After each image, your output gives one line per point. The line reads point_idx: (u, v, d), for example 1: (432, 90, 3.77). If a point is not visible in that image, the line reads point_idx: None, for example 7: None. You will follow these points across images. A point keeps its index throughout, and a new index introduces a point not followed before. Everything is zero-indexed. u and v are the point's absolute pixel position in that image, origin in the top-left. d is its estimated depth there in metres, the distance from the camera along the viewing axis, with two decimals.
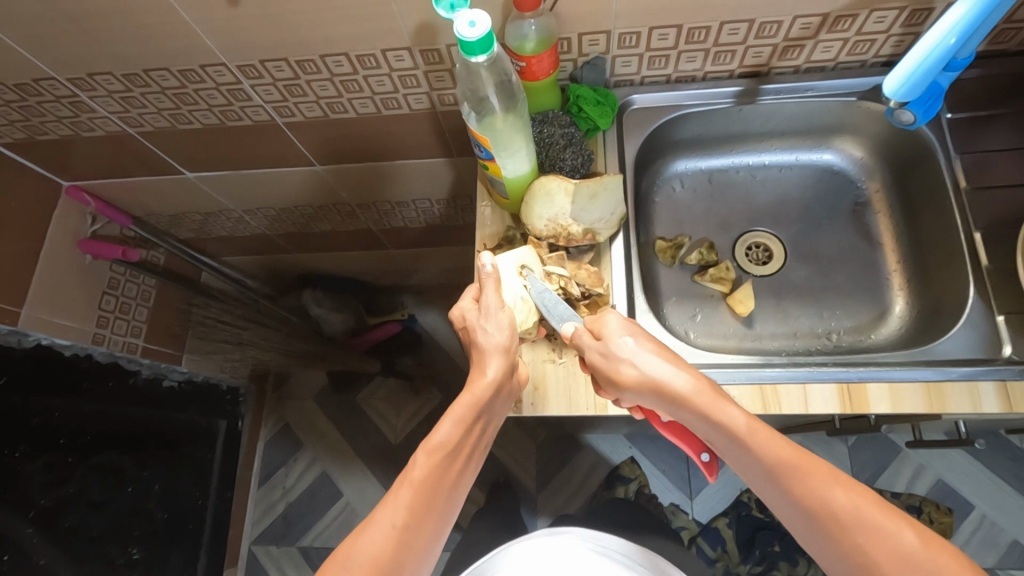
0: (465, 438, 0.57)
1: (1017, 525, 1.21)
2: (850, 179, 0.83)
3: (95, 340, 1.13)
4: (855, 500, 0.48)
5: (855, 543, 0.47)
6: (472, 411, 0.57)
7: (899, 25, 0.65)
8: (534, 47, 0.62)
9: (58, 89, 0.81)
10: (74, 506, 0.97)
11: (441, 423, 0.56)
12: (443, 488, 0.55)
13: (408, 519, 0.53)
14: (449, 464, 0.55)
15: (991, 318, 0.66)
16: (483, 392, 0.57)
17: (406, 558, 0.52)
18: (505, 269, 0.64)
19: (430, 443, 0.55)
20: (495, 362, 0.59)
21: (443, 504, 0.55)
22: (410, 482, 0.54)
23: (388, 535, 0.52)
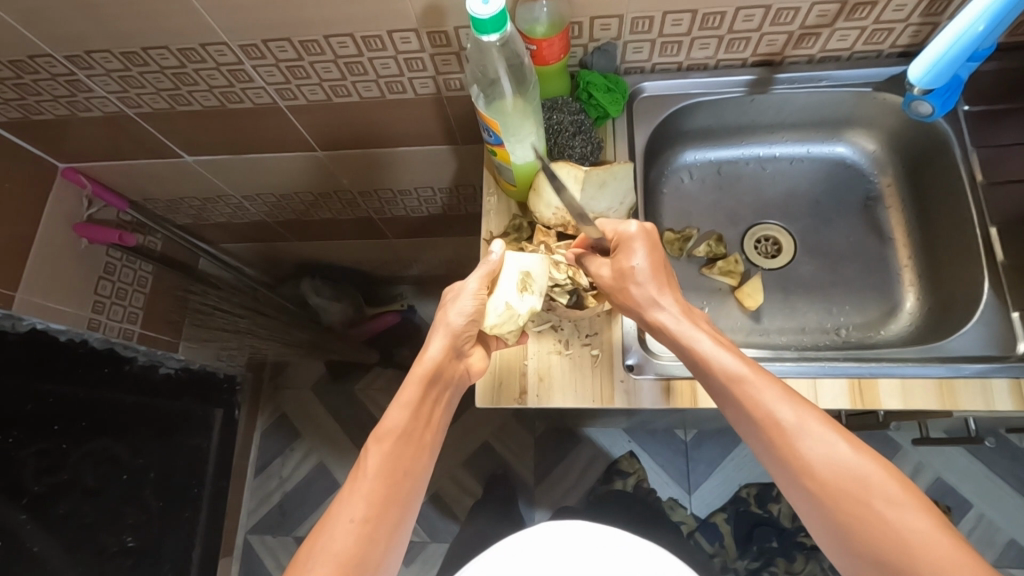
0: (413, 421, 0.60)
1: (1015, 525, 1.21)
2: (861, 172, 0.81)
3: (92, 325, 1.11)
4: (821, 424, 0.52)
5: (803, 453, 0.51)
6: (417, 393, 0.60)
7: (918, 14, 0.64)
8: (545, 31, 0.60)
9: (54, 67, 0.78)
10: (68, 493, 0.95)
11: (389, 412, 0.59)
12: (398, 475, 0.58)
13: (368, 508, 0.55)
14: (400, 447, 0.58)
15: (1005, 314, 0.65)
16: (424, 371, 0.60)
17: (373, 549, 0.54)
18: (507, 267, 0.62)
19: (379, 432, 0.59)
20: (439, 341, 0.60)
21: (400, 489, 0.57)
22: (365, 475, 0.57)
23: (351, 529, 0.54)
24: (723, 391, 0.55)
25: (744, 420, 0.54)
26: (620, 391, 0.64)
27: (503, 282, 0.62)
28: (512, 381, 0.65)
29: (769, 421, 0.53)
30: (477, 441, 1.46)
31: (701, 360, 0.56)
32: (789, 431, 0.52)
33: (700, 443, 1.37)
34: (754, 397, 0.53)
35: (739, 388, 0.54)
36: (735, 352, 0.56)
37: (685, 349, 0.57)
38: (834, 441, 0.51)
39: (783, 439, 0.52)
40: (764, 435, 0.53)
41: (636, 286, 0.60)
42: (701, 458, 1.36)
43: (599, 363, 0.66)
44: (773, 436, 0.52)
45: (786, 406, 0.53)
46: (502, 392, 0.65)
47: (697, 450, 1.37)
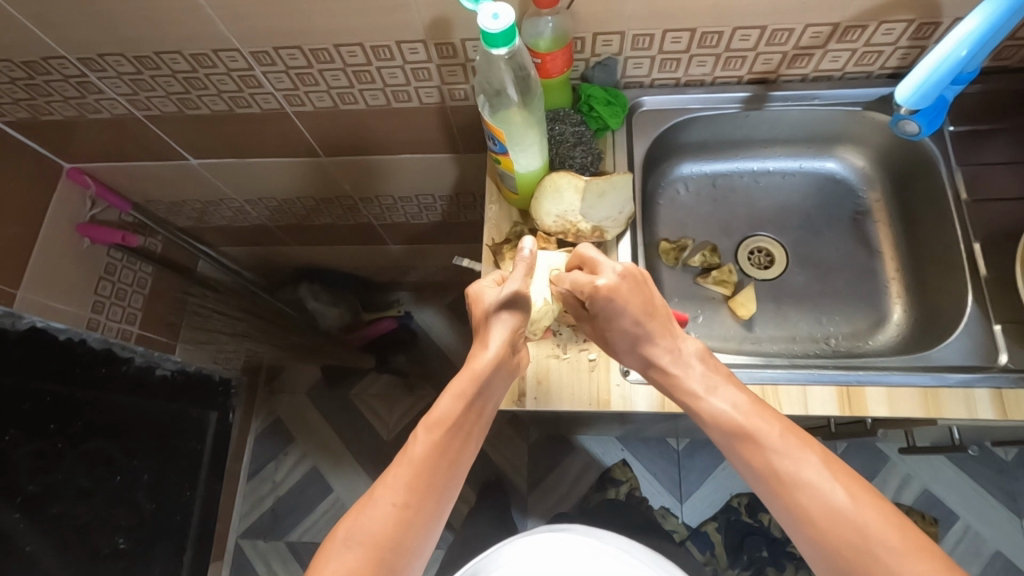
0: (464, 414, 0.59)
1: (1000, 536, 1.23)
2: (851, 188, 0.84)
3: (90, 325, 1.12)
4: (799, 461, 0.53)
5: (790, 488, 0.52)
6: (471, 386, 0.59)
7: (907, 37, 0.67)
8: (547, 46, 0.63)
9: (67, 69, 0.80)
10: (62, 493, 0.96)
11: (439, 403, 0.58)
12: (441, 465, 0.57)
13: (408, 495, 0.55)
14: (447, 439, 0.58)
15: (987, 326, 0.67)
16: (481, 367, 0.59)
17: (407, 537, 0.54)
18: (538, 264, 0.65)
19: (430, 420, 0.58)
20: (497, 338, 0.60)
21: (441, 482, 0.57)
22: (408, 461, 0.57)
23: (389, 513, 0.54)
24: (725, 441, 0.56)
25: (744, 470, 0.55)
26: (616, 395, 0.66)
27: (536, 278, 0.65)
28: (511, 384, 0.67)
29: (768, 466, 0.53)
30: None
31: (700, 404, 0.57)
32: (785, 477, 0.52)
33: (692, 451, 1.39)
34: (752, 445, 0.54)
35: (738, 435, 0.54)
36: (733, 397, 0.56)
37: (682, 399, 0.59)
38: (827, 484, 0.51)
39: (781, 486, 0.53)
40: (762, 480, 0.54)
41: (613, 329, 0.60)
42: (694, 468, 1.38)
43: (596, 368, 0.67)
44: (772, 483, 0.53)
45: (780, 454, 0.53)
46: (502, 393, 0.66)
47: (690, 458, 1.38)
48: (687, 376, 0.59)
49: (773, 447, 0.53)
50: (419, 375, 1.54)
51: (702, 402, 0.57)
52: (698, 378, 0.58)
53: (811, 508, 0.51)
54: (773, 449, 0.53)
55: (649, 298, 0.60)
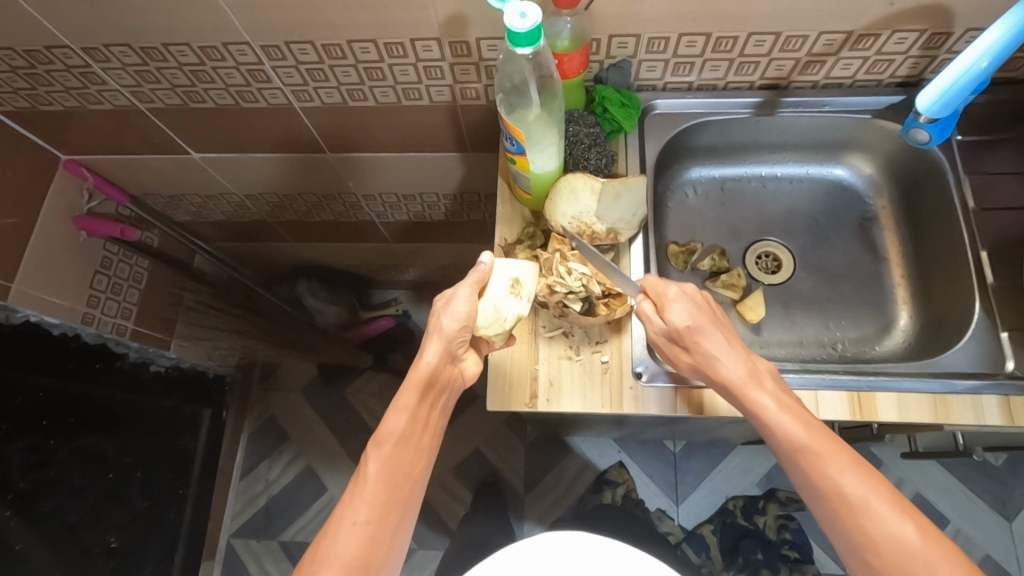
0: (413, 425, 0.59)
1: (990, 540, 1.24)
2: (858, 195, 0.85)
3: (86, 320, 1.10)
4: (865, 487, 0.52)
5: (855, 515, 0.52)
6: (414, 398, 0.59)
7: (918, 47, 0.68)
8: (566, 46, 0.63)
9: (69, 59, 0.78)
10: (54, 490, 0.94)
11: (388, 417, 0.59)
12: (401, 476, 0.58)
13: (371, 512, 0.56)
14: (400, 452, 0.58)
15: (994, 333, 0.68)
16: (419, 377, 0.60)
17: (376, 551, 0.55)
18: (498, 274, 0.62)
19: (379, 436, 0.58)
20: (433, 347, 0.60)
21: (401, 494, 0.57)
22: (368, 479, 0.57)
23: (353, 532, 0.54)
24: (788, 458, 0.55)
25: (806, 486, 0.54)
26: (629, 398, 0.66)
27: (496, 283, 0.62)
28: (523, 386, 0.67)
29: (833, 489, 0.53)
30: (468, 448, 1.46)
31: (768, 423, 0.56)
32: (856, 504, 0.52)
33: (688, 454, 1.39)
34: (823, 469, 0.53)
35: (804, 455, 0.54)
36: (804, 418, 0.55)
37: (753, 414, 0.57)
38: (896, 516, 0.51)
39: (844, 509, 0.52)
40: (828, 503, 0.53)
41: (697, 343, 0.59)
42: (690, 470, 1.38)
43: (609, 370, 0.67)
44: (840, 508, 0.52)
45: (850, 478, 0.52)
46: (514, 396, 0.66)
47: (686, 461, 1.39)
48: (759, 388, 0.56)
49: (843, 471, 0.53)
50: None
51: (771, 419, 0.55)
52: (766, 394, 0.56)
53: (872, 535, 0.51)
54: (842, 475, 0.53)
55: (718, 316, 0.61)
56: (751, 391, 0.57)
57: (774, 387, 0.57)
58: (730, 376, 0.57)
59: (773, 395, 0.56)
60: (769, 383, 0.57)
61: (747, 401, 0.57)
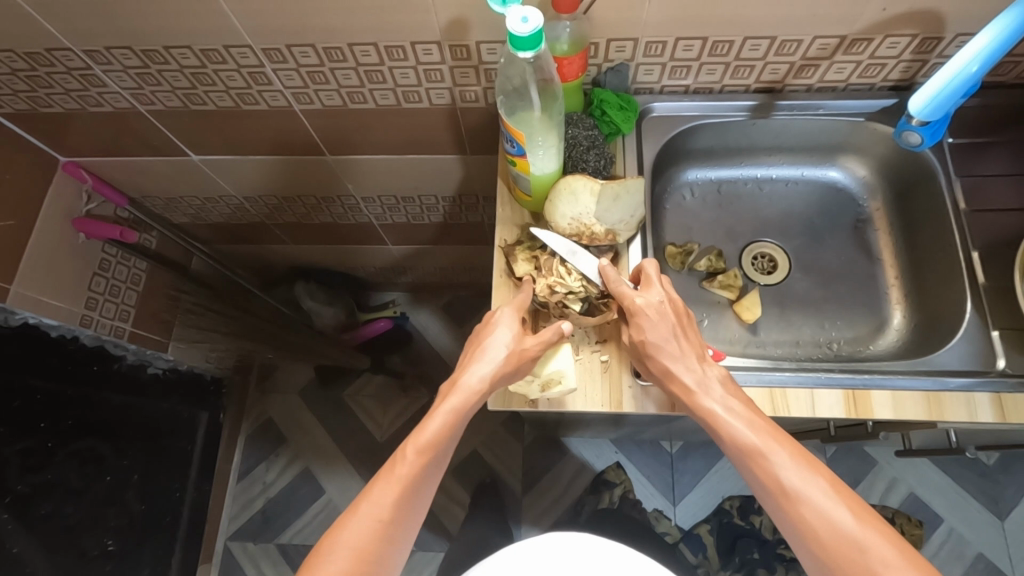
0: (450, 440, 0.60)
1: (982, 539, 1.26)
2: (852, 196, 0.86)
3: (83, 322, 1.08)
4: (805, 478, 0.54)
5: (798, 507, 0.53)
6: (458, 420, 0.60)
7: (910, 51, 0.69)
8: (565, 50, 0.64)
9: (71, 61, 0.79)
10: (52, 493, 0.94)
11: (428, 426, 0.59)
12: (425, 483, 0.58)
13: (392, 511, 0.56)
14: (433, 462, 0.59)
15: (986, 332, 0.69)
16: (466, 399, 0.60)
17: (388, 550, 0.56)
18: (561, 356, 0.64)
19: (421, 443, 0.58)
20: (487, 375, 0.60)
21: (421, 499, 0.59)
22: (394, 481, 0.57)
23: (373, 527, 0.55)
24: (736, 457, 0.57)
25: (754, 483, 0.56)
26: (628, 397, 0.67)
27: (559, 360, 0.64)
28: None
29: (777, 483, 0.54)
30: (466, 450, 1.47)
31: (715, 424, 0.58)
32: (796, 496, 0.53)
33: (685, 455, 1.40)
34: (767, 467, 0.55)
35: (749, 453, 0.56)
36: (750, 419, 0.57)
37: (702, 417, 0.59)
38: (834, 506, 0.53)
39: (787, 502, 0.54)
40: (771, 497, 0.55)
41: (655, 355, 0.61)
42: (687, 471, 1.39)
43: (608, 369, 0.68)
44: (781, 501, 0.54)
45: (791, 474, 0.54)
46: (514, 395, 0.67)
47: (683, 461, 1.40)
48: (710, 394, 0.59)
49: (784, 467, 0.54)
50: (414, 376, 1.54)
51: (719, 423, 0.57)
52: (715, 400, 0.59)
53: (814, 525, 0.53)
54: (784, 468, 0.54)
55: (681, 324, 0.62)
56: (702, 398, 0.59)
57: (722, 391, 0.59)
58: (682, 383, 0.60)
59: (721, 399, 0.58)
60: (719, 389, 0.60)
61: (697, 405, 0.59)
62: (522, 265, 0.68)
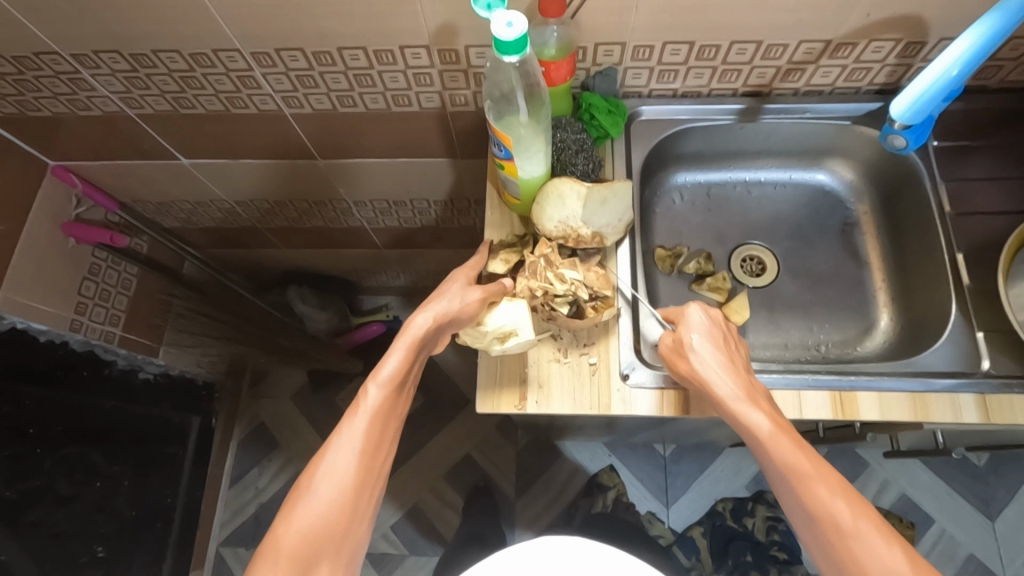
0: (411, 369, 0.59)
1: (974, 540, 1.26)
2: (839, 200, 0.87)
3: (73, 327, 1.08)
4: (857, 513, 0.50)
5: (844, 541, 0.50)
6: (415, 351, 0.59)
7: (894, 55, 0.70)
8: (553, 54, 0.64)
9: (59, 65, 0.78)
10: (40, 500, 0.94)
11: (386, 362, 0.57)
12: (392, 414, 0.58)
13: (366, 444, 0.55)
14: (398, 393, 0.58)
15: (971, 334, 0.70)
16: (418, 335, 0.58)
17: (368, 481, 0.55)
18: (513, 310, 0.64)
19: (380, 377, 0.57)
20: (434, 312, 0.59)
21: (391, 430, 0.58)
22: (363, 412, 0.56)
23: (350, 462, 0.54)
24: (780, 478, 0.54)
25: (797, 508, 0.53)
26: (616, 399, 0.67)
27: (511, 312, 0.64)
28: (513, 388, 0.67)
29: (825, 515, 0.51)
30: (459, 453, 1.47)
31: (762, 441, 0.55)
32: (845, 529, 0.50)
33: (678, 457, 1.40)
34: (812, 489, 0.52)
35: (796, 478, 0.52)
36: (798, 441, 0.54)
37: (746, 432, 0.56)
38: (887, 547, 0.49)
39: (834, 534, 0.50)
40: (817, 527, 0.52)
41: (698, 359, 0.60)
42: (680, 474, 1.39)
43: (596, 372, 0.68)
44: (828, 532, 0.51)
45: (840, 502, 0.51)
46: (503, 398, 0.67)
47: (676, 464, 1.40)
48: (755, 407, 0.56)
49: (832, 494, 0.51)
50: None
51: (766, 439, 0.54)
52: (762, 412, 0.56)
53: (861, 562, 0.49)
54: (834, 500, 0.51)
55: (732, 343, 0.62)
56: (747, 409, 0.56)
57: (768, 408, 0.57)
58: (725, 392, 0.58)
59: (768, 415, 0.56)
60: (764, 404, 0.57)
61: (742, 418, 0.56)
62: (497, 264, 0.69)
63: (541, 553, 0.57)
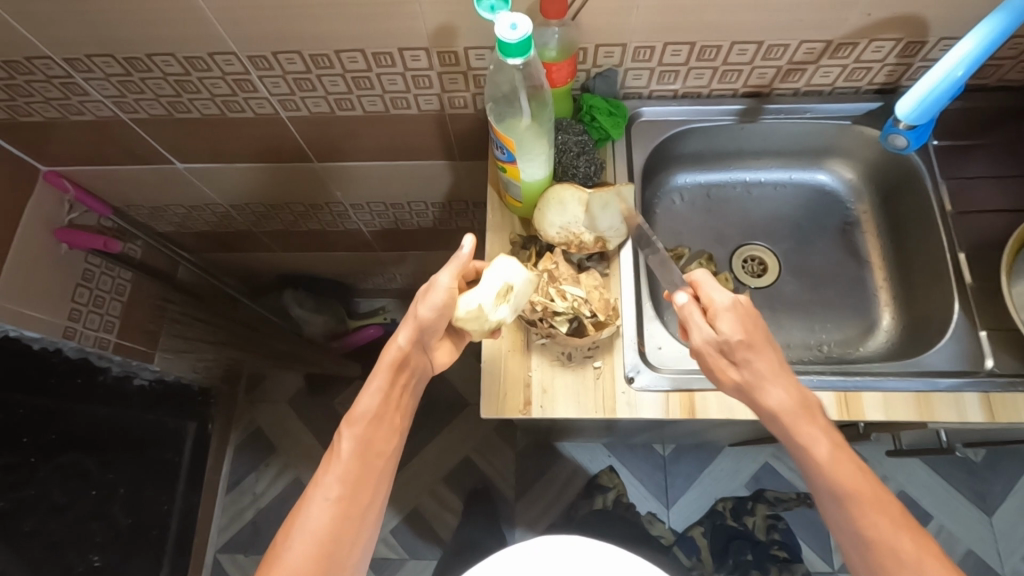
0: (387, 404, 0.61)
1: (971, 535, 1.27)
2: (840, 199, 0.87)
3: (66, 334, 1.06)
4: (910, 544, 0.52)
5: (895, 569, 0.52)
6: (388, 379, 0.60)
7: (894, 55, 0.70)
8: (554, 56, 0.64)
9: (51, 70, 0.77)
10: (34, 509, 0.92)
11: (363, 394, 0.60)
12: (370, 454, 0.60)
13: (342, 488, 0.57)
14: (372, 429, 0.60)
15: (973, 332, 0.70)
16: (392, 357, 0.60)
17: (348, 525, 0.57)
18: (495, 274, 0.61)
19: (352, 416, 0.59)
20: (407, 330, 0.60)
21: (373, 469, 0.59)
22: (340, 456, 0.58)
23: (326, 508, 0.56)
24: (834, 501, 0.55)
25: (849, 532, 0.55)
26: (621, 402, 0.67)
27: (484, 282, 0.61)
28: (516, 394, 0.67)
29: (879, 543, 0.53)
30: (458, 456, 1.46)
31: (818, 466, 0.55)
32: (901, 560, 0.52)
33: (678, 457, 1.40)
34: (869, 519, 0.53)
35: (853, 505, 0.53)
36: (856, 468, 0.54)
37: (801, 453, 0.56)
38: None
39: (886, 562, 0.53)
40: (870, 553, 0.54)
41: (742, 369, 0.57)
42: (679, 473, 1.39)
43: (601, 375, 0.68)
44: (880, 559, 0.53)
45: (895, 534, 0.53)
46: (507, 403, 0.66)
47: (675, 464, 1.40)
48: (810, 429, 0.56)
49: (887, 525, 0.53)
50: None
51: (825, 465, 0.54)
52: (819, 431, 0.56)
53: None
54: (889, 532, 0.53)
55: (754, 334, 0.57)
56: (804, 430, 0.56)
57: (825, 426, 0.56)
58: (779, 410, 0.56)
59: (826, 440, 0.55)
60: (820, 422, 0.56)
61: (799, 439, 0.56)
62: None
63: (532, 556, 0.56)
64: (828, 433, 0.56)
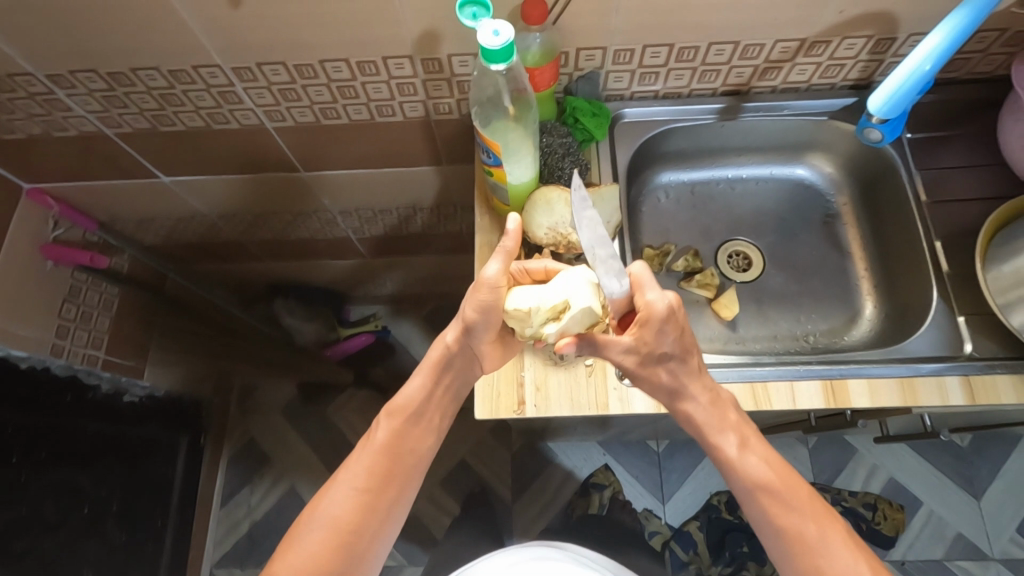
0: (426, 401, 0.67)
1: (961, 519, 1.29)
2: (820, 193, 0.89)
3: (54, 351, 1.08)
4: (817, 525, 0.59)
5: (805, 549, 0.58)
6: (431, 376, 0.67)
7: (866, 51, 0.72)
8: (535, 60, 0.65)
9: (33, 86, 0.77)
10: (28, 528, 0.90)
11: (406, 389, 0.67)
12: (400, 451, 0.66)
13: (367, 480, 0.64)
14: (407, 426, 0.66)
15: (952, 319, 0.72)
16: (437, 355, 0.66)
17: (366, 517, 0.63)
18: (559, 284, 0.59)
19: (392, 408, 0.67)
20: (453, 329, 0.64)
21: (401, 466, 0.66)
22: (372, 446, 0.66)
23: (349, 497, 0.63)
24: (748, 493, 0.60)
25: (764, 521, 0.60)
26: (614, 399, 0.67)
27: (549, 288, 0.59)
28: (511, 394, 0.68)
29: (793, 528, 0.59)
30: (453, 460, 1.46)
31: (733, 460, 0.61)
32: (812, 543, 0.58)
33: (672, 453, 1.41)
34: (778, 505, 0.59)
35: (763, 494, 0.60)
36: (767, 461, 0.60)
37: (713, 450, 0.62)
38: (846, 557, 0.58)
39: (798, 545, 0.59)
40: (783, 538, 0.59)
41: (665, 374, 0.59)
42: (674, 469, 1.40)
43: (593, 372, 0.69)
44: (793, 543, 0.59)
45: (806, 522, 0.59)
46: (501, 403, 0.67)
47: (670, 460, 1.41)
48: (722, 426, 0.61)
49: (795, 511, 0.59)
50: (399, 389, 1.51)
51: (737, 459, 0.60)
52: (731, 430, 0.61)
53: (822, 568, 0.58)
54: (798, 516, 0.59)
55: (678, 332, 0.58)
56: (717, 428, 0.61)
57: (737, 422, 0.62)
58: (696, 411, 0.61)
59: (736, 435, 0.61)
60: (733, 419, 0.62)
61: (714, 438, 0.61)
62: None
63: None
64: (738, 427, 0.61)
